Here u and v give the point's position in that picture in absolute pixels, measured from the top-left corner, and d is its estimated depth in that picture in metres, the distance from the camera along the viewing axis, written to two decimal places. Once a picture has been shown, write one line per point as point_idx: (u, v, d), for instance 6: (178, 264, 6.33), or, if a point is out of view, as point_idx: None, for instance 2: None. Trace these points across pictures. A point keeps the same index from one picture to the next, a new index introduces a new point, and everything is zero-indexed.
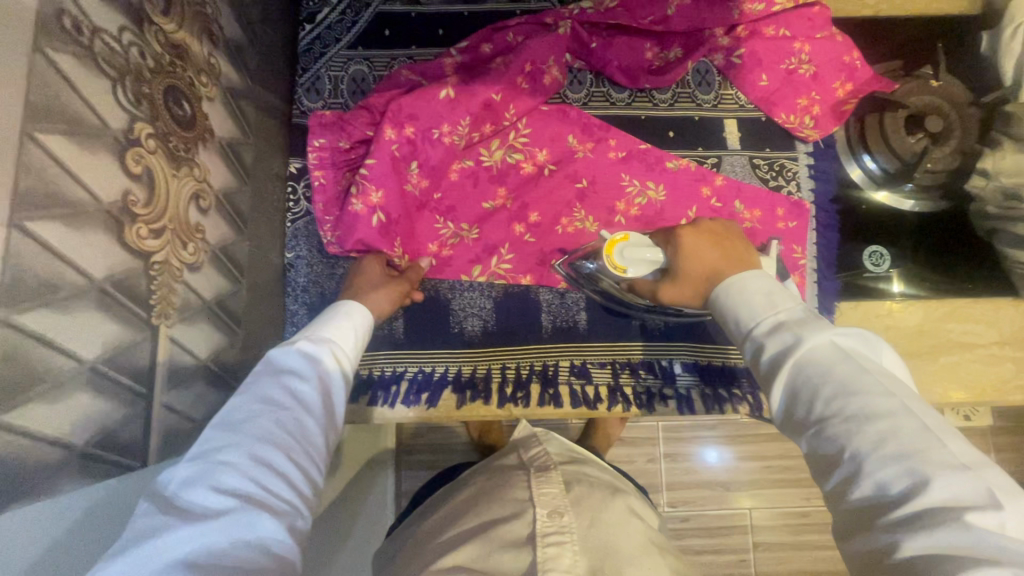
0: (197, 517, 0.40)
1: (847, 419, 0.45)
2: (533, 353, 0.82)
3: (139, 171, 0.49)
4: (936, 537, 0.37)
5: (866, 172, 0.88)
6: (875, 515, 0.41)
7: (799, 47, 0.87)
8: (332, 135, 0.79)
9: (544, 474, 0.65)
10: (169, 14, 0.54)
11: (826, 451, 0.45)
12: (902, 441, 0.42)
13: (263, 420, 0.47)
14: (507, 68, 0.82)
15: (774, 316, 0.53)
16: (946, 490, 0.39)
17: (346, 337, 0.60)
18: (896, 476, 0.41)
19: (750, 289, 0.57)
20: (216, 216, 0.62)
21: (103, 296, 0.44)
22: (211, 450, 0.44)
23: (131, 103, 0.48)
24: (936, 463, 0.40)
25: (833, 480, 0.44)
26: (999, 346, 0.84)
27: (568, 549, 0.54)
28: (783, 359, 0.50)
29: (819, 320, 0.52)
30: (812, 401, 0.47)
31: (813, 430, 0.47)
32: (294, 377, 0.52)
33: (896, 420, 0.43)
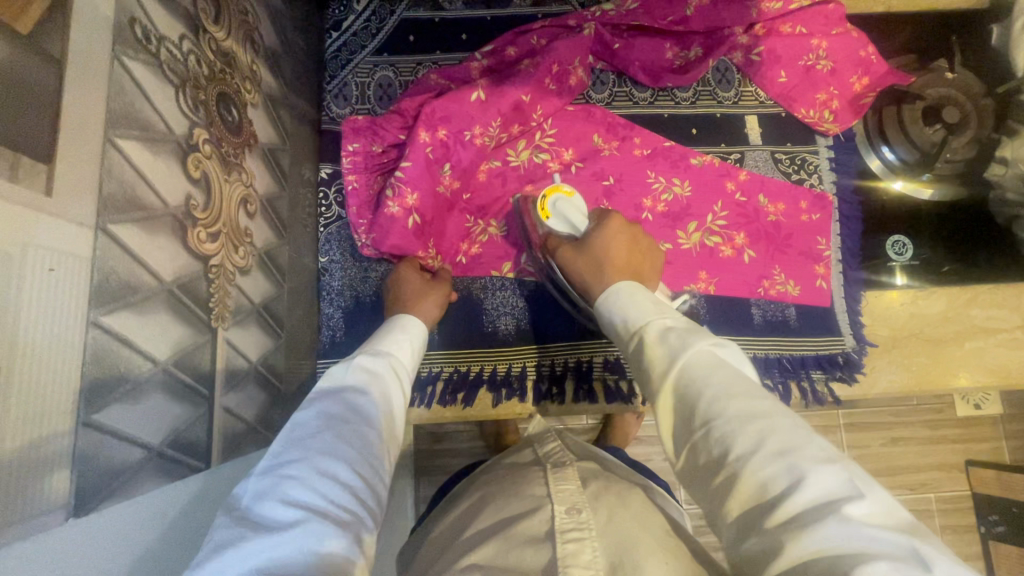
0: (268, 528, 0.37)
1: (728, 418, 0.42)
2: (566, 350, 0.83)
3: (198, 176, 0.49)
4: (815, 535, 0.34)
5: (884, 163, 0.90)
6: (759, 519, 0.37)
7: (816, 43, 0.89)
8: (365, 141, 0.81)
9: (560, 470, 0.61)
10: (219, 22, 0.55)
11: (712, 455, 0.42)
12: (779, 440, 0.40)
13: (330, 431, 0.44)
14: (535, 70, 0.83)
15: (657, 321, 0.53)
16: (820, 485, 0.37)
17: (402, 357, 0.59)
18: (775, 475, 0.38)
19: (641, 298, 0.57)
20: (260, 220, 0.63)
21: (172, 298, 0.45)
22: (279, 461, 0.42)
23: (190, 110, 0.49)
24: (809, 459, 0.38)
25: (717, 484, 0.41)
26: (1021, 330, 0.86)
27: (588, 546, 0.48)
28: (667, 364, 0.48)
29: (696, 326, 0.52)
30: (697, 403, 0.44)
31: (699, 433, 0.43)
32: (357, 390, 0.50)
33: (772, 419, 0.41)
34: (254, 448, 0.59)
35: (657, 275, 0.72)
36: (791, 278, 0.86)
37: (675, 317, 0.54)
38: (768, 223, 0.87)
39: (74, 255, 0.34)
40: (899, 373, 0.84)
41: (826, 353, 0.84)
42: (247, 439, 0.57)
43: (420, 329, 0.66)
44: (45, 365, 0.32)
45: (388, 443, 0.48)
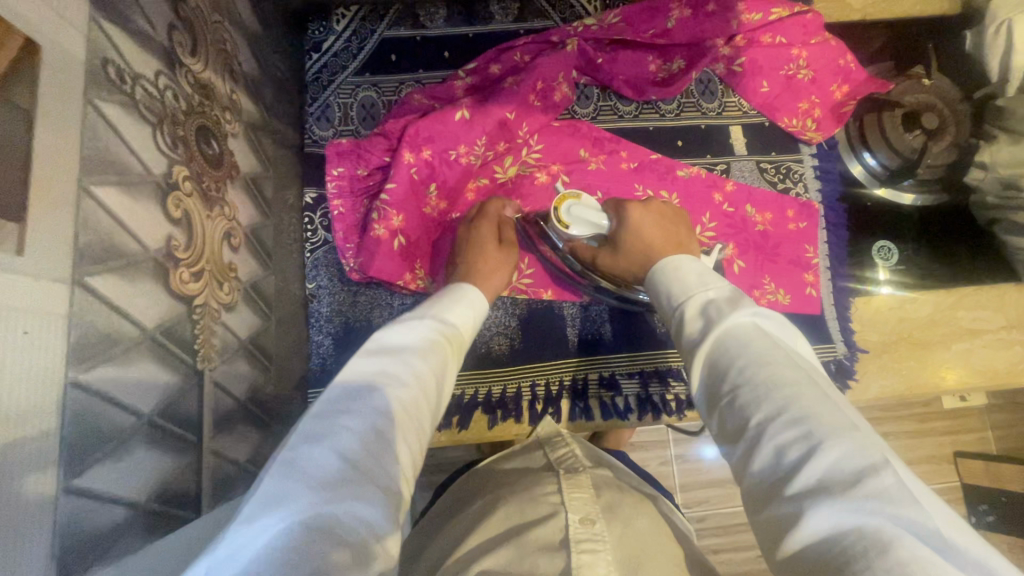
0: (324, 480, 0.37)
1: (754, 389, 0.46)
2: (562, 368, 0.83)
3: (179, 215, 0.48)
4: (839, 505, 0.36)
5: (867, 169, 0.91)
6: (780, 483, 0.40)
7: (796, 53, 0.90)
8: (349, 164, 0.79)
9: (574, 479, 0.60)
10: (196, 54, 0.53)
11: (738, 424, 0.46)
12: (804, 407, 0.43)
13: (388, 391, 0.45)
14: (520, 86, 0.82)
15: (699, 296, 0.57)
16: (844, 455, 0.39)
17: (456, 320, 0.59)
18: (795, 441, 0.41)
19: (682, 273, 0.61)
20: (245, 253, 0.61)
21: (156, 346, 0.43)
22: (330, 413, 0.42)
23: (168, 147, 0.47)
24: (832, 427, 0.41)
25: (741, 453, 0.45)
26: (1006, 330, 0.87)
27: (604, 558, 0.47)
28: (708, 332, 0.52)
29: (739, 300, 0.55)
30: (725, 376, 0.49)
31: (730, 399, 0.48)
32: (414, 359, 0.50)
33: (799, 388, 0.44)
34: (246, 488, 0.57)
35: (695, 240, 0.73)
36: (781, 286, 0.86)
37: (715, 292, 0.57)
38: (756, 233, 0.87)
39: (50, 314, 0.33)
40: (891, 378, 0.85)
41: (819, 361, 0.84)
42: (240, 480, 0.56)
43: (478, 299, 0.65)
44: (20, 436, 0.30)
45: (429, 416, 0.48)
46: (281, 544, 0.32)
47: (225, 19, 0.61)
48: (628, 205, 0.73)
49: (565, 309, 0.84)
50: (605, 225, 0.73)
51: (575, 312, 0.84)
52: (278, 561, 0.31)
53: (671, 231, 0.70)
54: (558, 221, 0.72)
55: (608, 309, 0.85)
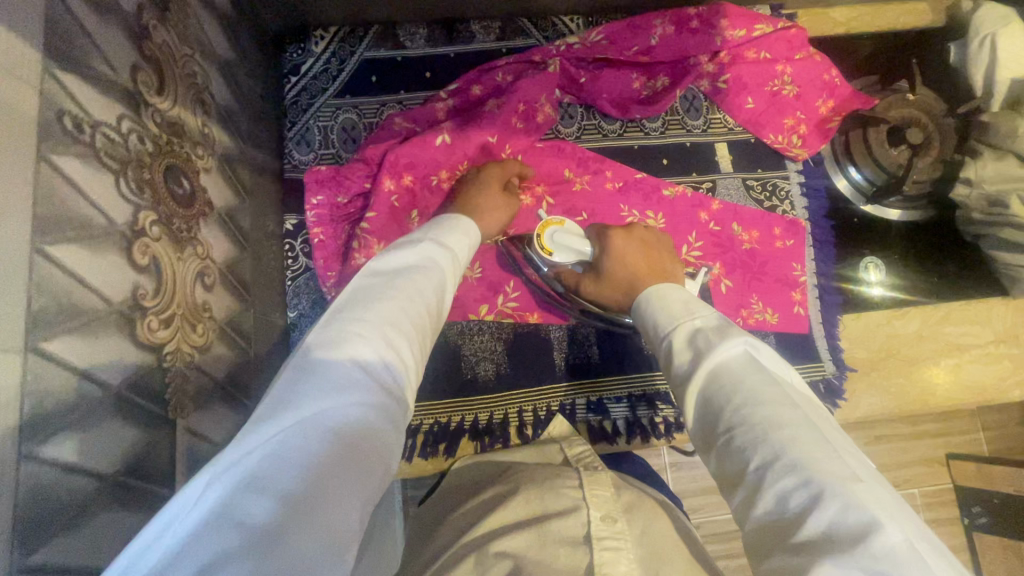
0: (335, 381, 0.39)
1: (751, 430, 0.44)
2: (549, 393, 0.82)
3: (147, 262, 0.47)
4: (846, 565, 0.34)
5: (852, 183, 0.91)
6: (784, 534, 0.38)
7: (781, 69, 0.90)
8: (329, 192, 0.78)
9: (592, 475, 0.59)
10: (163, 92, 0.52)
11: (735, 466, 0.44)
12: (802, 453, 0.40)
13: (393, 303, 0.47)
14: (504, 107, 0.82)
15: (688, 324, 0.55)
16: (845, 507, 0.37)
17: (457, 250, 0.61)
18: (795, 489, 0.39)
19: (671, 303, 0.59)
20: (220, 290, 0.60)
21: (121, 402, 0.42)
22: (332, 331, 0.43)
23: (134, 193, 0.46)
24: (831, 476, 0.39)
25: (741, 496, 0.42)
26: (996, 344, 0.88)
27: (627, 556, 0.46)
28: (698, 364, 0.50)
29: (728, 327, 0.53)
30: (719, 412, 0.47)
31: (725, 439, 0.45)
32: (411, 281, 0.51)
33: (796, 429, 0.42)
34: None
35: (679, 269, 0.72)
36: (768, 306, 0.85)
37: (706, 320, 0.55)
38: (744, 252, 0.87)
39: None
40: (879, 396, 0.85)
41: (808, 381, 0.84)
42: None
43: (469, 230, 0.67)
44: None
45: (427, 333, 0.50)
46: (293, 444, 0.34)
47: (195, 52, 0.59)
48: (611, 232, 0.72)
49: (552, 332, 0.84)
50: (588, 250, 0.73)
51: (562, 335, 0.84)
52: (290, 458, 0.33)
53: (655, 258, 0.69)
54: (541, 246, 0.72)
55: (596, 331, 0.84)
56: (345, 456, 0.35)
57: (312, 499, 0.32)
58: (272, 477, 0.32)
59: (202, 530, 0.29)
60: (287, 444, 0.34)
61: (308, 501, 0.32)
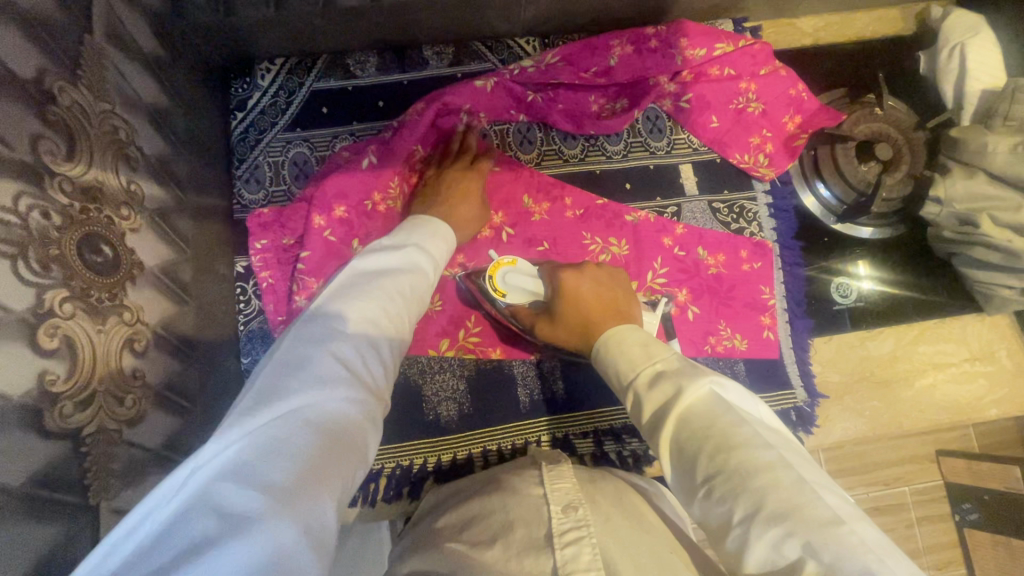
0: (314, 375, 0.39)
1: (728, 480, 0.39)
2: (513, 430, 0.80)
3: (56, 345, 0.44)
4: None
5: (820, 201, 0.88)
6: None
7: (744, 86, 0.87)
8: (273, 235, 0.77)
9: (555, 467, 0.54)
10: (75, 156, 0.49)
11: (719, 519, 0.39)
12: (782, 500, 0.36)
13: (368, 303, 0.48)
14: (413, 119, 0.78)
15: (651, 364, 0.50)
16: (833, 557, 0.33)
17: (434, 248, 0.62)
18: (783, 541, 0.35)
19: (628, 344, 0.53)
20: (155, 353, 0.58)
21: (27, 501, 0.41)
22: (307, 332, 0.43)
23: (38, 274, 0.44)
24: (816, 525, 0.35)
25: (730, 548, 0.38)
26: (970, 362, 0.86)
27: (590, 544, 0.44)
28: (663, 413, 0.45)
29: (690, 368, 0.47)
30: (692, 462, 0.41)
31: (703, 492, 0.40)
32: (385, 282, 0.52)
33: (773, 474, 0.37)
34: None
35: (636, 307, 0.69)
36: (736, 331, 0.83)
37: (672, 359, 0.49)
38: (710, 277, 0.84)
39: None
40: (853, 420, 0.84)
41: (780, 409, 0.82)
42: None
43: (445, 234, 0.66)
44: None
45: (403, 332, 0.51)
46: (274, 434, 0.35)
47: (116, 104, 0.57)
48: (564, 271, 0.69)
49: (515, 367, 0.81)
50: (541, 289, 0.72)
51: (525, 368, 0.81)
52: (272, 446, 0.34)
53: (610, 298, 0.66)
54: (494, 288, 0.71)
55: (560, 365, 0.82)
56: (326, 444, 0.36)
57: (291, 483, 0.32)
58: (255, 464, 0.32)
59: (187, 516, 0.30)
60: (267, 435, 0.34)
61: (291, 487, 0.32)
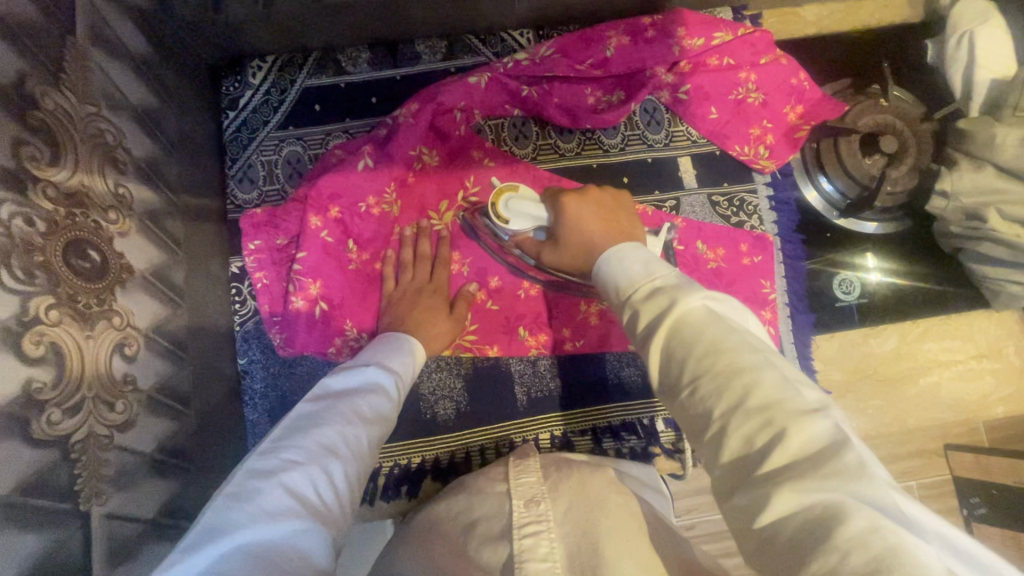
0: (264, 514, 0.39)
1: (713, 376, 0.37)
2: (512, 428, 0.79)
3: (42, 352, 0.44)
4: (801, 491, 0.30)
5: (822, 195, 0.86)
6: (747, 472, 0.33)
7: (744, 76, 0.85)
8: (267, 235, 0.76)
9: (521, 462, 0.56)
10: (60, 161, 0.49)
11: (697, 414, 0.37)
12: (766, 392, 0.35)
13: (331, 427, 0.48)
14: (411, 120, 0.77)
15: (654, 280, 0.46)
16: (806, 436, 0.32)
17: (408, 369, 0.63)
18: (759, 428, 0.33)
19: (630, 259, 0.50)
20: (146, 357, 0.58)
21: (15, 510, 0.41)
22: (280, 447, 0.44)
23: (23, 281, 0.43)
24: (795, 411, 0.33)
25: (703, 443, 0.37)
26: (977, 360, 0.84)
27: (548, 539, 0.44)
28: (657, 323, 0.42)
29: (687, 285, 0.44)
30: (680, 362, 0.39)
31: (686, 392, 0.38)
32: (363, 399, 0.54)
33: (758, 372, 0.36)
34: None
35: (640, 229, 0.67)
36: None
37: (671, 275, 0.46)
38: (710, 271, 0.83)
39: None
40: (856, 419, 0.83)
41: None
42: None
43: (418, 349, 0.68)
44: None
45: (376, 447, 0.52)
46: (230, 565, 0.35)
47: (102, 107, 0.56)
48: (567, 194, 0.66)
49: (513, 365, 0.80)
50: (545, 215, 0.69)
51: (523, 366, 0.80)
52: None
53: (613, 219, 0.64)
54: (496, 211, 0.71)
55: (558, 363, 0.81)
56: None
57: None
58: None
59: None
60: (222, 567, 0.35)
61: None
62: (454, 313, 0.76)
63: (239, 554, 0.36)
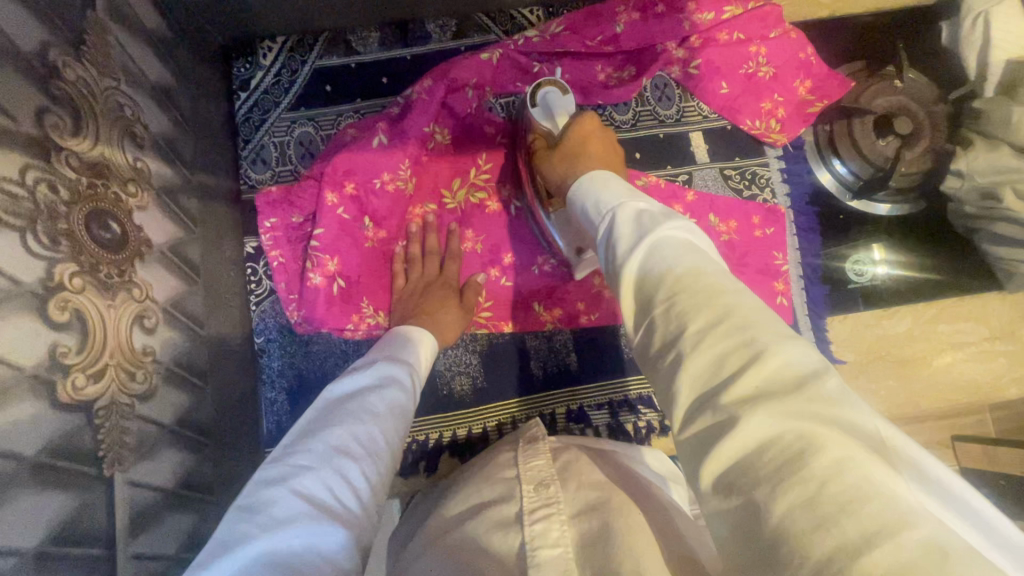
0: (280, 518, 0.39)
1: (694, 297, 0.36)
2: (527, 404, 0.80)
3: (67, 318, 0.45)
4: (777, 415, 0.29)
5: (837, 177, 0.85)
6: (715, 396, 0.32)
7: (755, 50, 0.85)
8: (282, 213, 0.76)
9: (530, 447, 0.56)
10: (81, 132, 0.49)
11: (668, 332, 0.36)
12: (745, 316, 0.34)
13: (342, 428, 0.48)
14: (426, 97, 0.77)
15: (633, 203, 0.47)
16: (784, 359, 0.32)
17: (418, 359, 0.62)
18: (735, 349, 0.33)
19: (614, 189, 0.51)
20: (165, 330, 0.58)
21: (42, 472, 0.41)
22: (290, 454, 0.45)
23: (48, 247, 0.44)
24: (775, 335, 0.33)
25: (667, 366, 0.35)
26: (990, 342, 0.84)
27: (559, 520, 0.43)
28: (638, 243, 0.42)
29: (662, 211, 0.45)
30: (658, 280, 0.39)
31: (663, 306, 0.37)
32: (373, 394, 0.53)
33: (737, 298, 0.36)
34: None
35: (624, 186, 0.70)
36: None
37: (646, 201, 0.48)
38: (723, 244, 0.83)
39: None
40: (869, 400, 0.83)
41: None
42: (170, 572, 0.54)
43: (427, 340, 0.67)
44: None
45: (393, 441, 0.51)
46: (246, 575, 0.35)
47: (121, 82, 0.57)
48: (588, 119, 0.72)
49: (528, 340, 0.81)
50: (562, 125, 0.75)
51: (538, 343, 0.81)
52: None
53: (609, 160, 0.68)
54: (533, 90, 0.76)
55: (573, 338, 0.81)
56: None
57: None
58: None
59: None
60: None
61: None
62: (464, 303, 0.76)
63: (254, 561, 0.36)
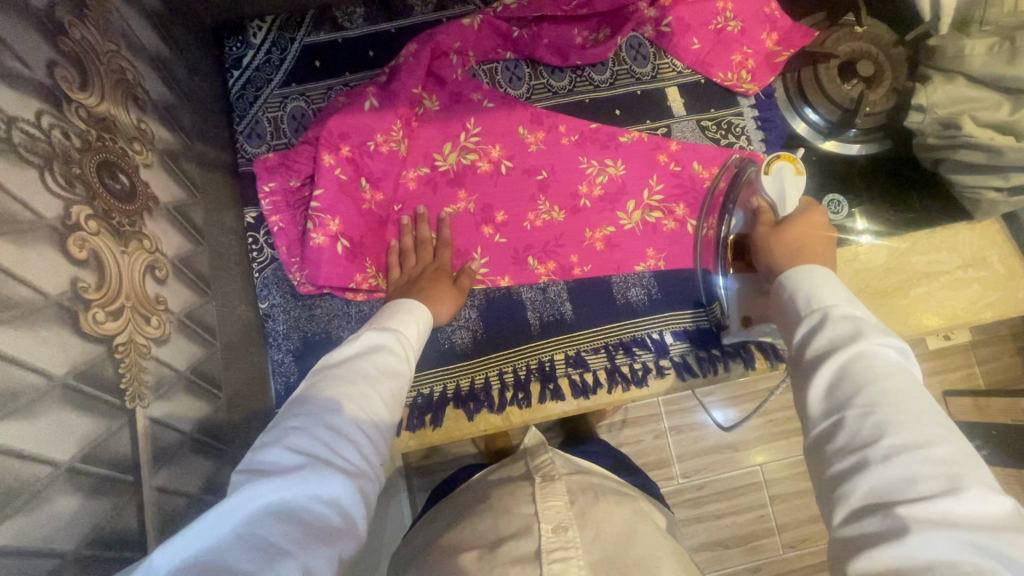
0: (279, 472, 0.39)
1: (895, 413, 0.40)
2: (527, 352, 0.82)
3: (85, 256, 0.47)
4: (969, 546, 0.33)
5: (810, 125, 0.90)
6: (889, 504, 0.37)
7: (722, 6, 0.90)
8: (280, 177, 0.79)
9: (545, 484, 0.55)
10: (88, 87, 0.52)
11: (861, 436, 0.40)
12: (953, 451, 0.38)
13: (334, 390, 0.47)
14: (413, 61, 0.81)
15: (843, 309, 0.48)
16: (979, 500, 0.36)
17: (410, 328, 0.61)
18: (930, 476, 0.37)
19: (822, 279, 0.52)
20: (174, 282, 0.61)
21: (68, 392, 0.43)
22: (282, 419, 0.45)
23: (64, 188, 0.46)
24: (978, 480, 0.37)
25: (846, 464, 0.40)
26: (963, 269, 0.84)
27: (576, 566, 0.45)
28: (846, 347, 0.45)
29: (877, 325, 0.47)
30: (856, 387, 0.42)
31: (857, 412, 0.41)
32: (361, 358, 0.52)
33: (955, 438, 0.39)
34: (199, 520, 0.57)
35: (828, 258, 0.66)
36: None
37: (859, 309, 0.49)
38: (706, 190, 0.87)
39: None
40: None
41: None
42: (189, 513, 0.56)
43: (421, 314, 0.64)
44: None
45: (390, 401, 0.51)
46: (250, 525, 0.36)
47: (120, 47, 0.60)
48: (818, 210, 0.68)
49: (524, 293, 0.83)
50: (789, 206, 0.71)
51: (534, 295, 0.83)
52: (247, 538, 0.35)
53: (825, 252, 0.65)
54: (769, 162, 0.72)
55: (567, 287, 0.84)
56: (301, 531, 0.37)
57: None
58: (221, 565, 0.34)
59: None
60: (245, 526, 0.36)
61: None
62: (458, 286, 0.77)
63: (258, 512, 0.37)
